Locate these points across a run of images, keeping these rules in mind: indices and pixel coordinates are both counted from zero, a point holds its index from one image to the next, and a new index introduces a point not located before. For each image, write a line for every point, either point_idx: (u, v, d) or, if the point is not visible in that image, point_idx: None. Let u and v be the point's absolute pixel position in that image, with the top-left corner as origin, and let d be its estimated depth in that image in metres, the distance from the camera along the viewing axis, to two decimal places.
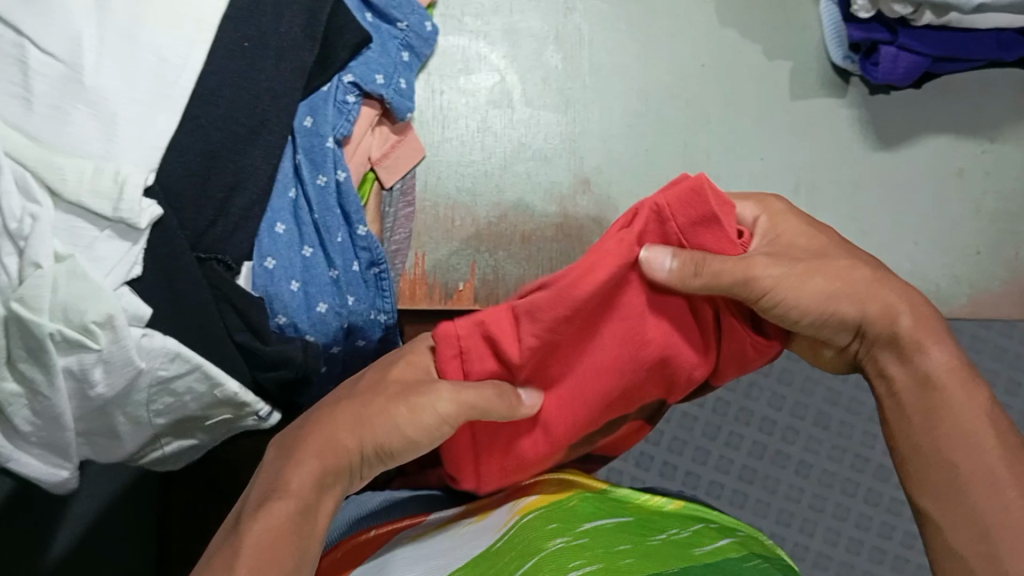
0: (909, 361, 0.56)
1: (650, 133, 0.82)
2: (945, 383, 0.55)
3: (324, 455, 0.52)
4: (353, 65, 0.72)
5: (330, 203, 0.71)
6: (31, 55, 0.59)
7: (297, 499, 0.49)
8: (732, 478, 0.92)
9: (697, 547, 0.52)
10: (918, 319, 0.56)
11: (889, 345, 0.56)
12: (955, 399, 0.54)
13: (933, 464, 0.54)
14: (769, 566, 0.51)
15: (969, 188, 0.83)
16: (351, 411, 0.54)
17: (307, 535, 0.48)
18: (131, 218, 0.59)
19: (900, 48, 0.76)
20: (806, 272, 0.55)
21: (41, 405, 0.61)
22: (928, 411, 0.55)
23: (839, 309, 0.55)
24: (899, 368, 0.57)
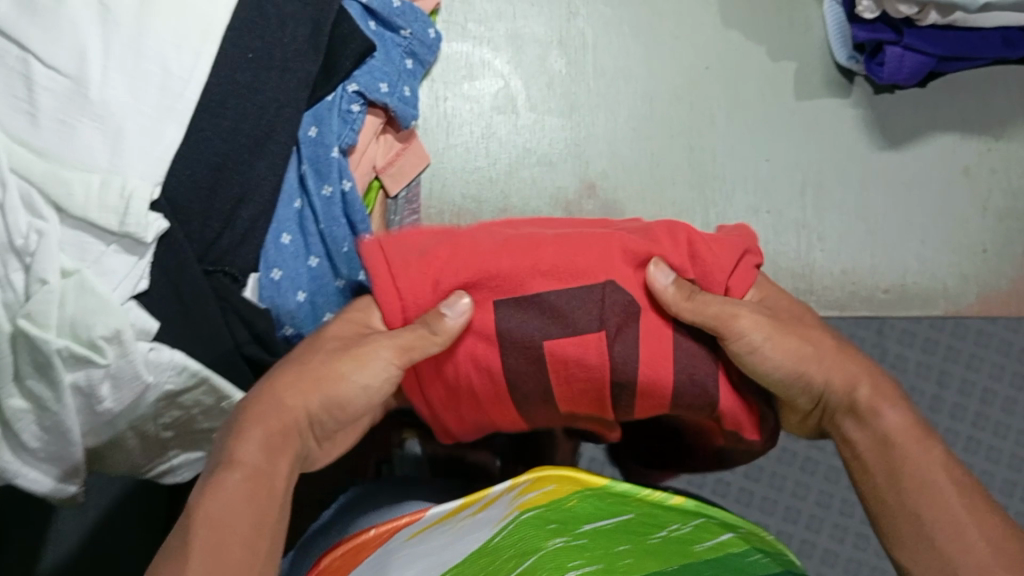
0: (869, 424, 0.52)
1: (656, 136, 0.82)
2: (901, 441, 0.50)
3: (274, 416, 0.50)
4: (356, 74, 0.71)
5: (336, 213, 0.70)
6: (37, 70, 0.59)
7: (250, 470, 0.47)
8: (740, 476, 0.87)
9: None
10: (876, 387, 0.53)
11: (853, 414, 0.53)
12: (912, 456, 0.49)
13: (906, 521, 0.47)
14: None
15: (975, 187, 0.83)
16: (293, 371, 0.52)
17: (274, 504, 0.47)
18: (137, 232, 0.59)
19: (905, 48, 0.76)
20: (781, 332, 0.53)
21: (50, 421, 0.61)
22: (892, 467, 0.49)
23: (807, 373, 0.53)
24: (859, 433, 0.52)
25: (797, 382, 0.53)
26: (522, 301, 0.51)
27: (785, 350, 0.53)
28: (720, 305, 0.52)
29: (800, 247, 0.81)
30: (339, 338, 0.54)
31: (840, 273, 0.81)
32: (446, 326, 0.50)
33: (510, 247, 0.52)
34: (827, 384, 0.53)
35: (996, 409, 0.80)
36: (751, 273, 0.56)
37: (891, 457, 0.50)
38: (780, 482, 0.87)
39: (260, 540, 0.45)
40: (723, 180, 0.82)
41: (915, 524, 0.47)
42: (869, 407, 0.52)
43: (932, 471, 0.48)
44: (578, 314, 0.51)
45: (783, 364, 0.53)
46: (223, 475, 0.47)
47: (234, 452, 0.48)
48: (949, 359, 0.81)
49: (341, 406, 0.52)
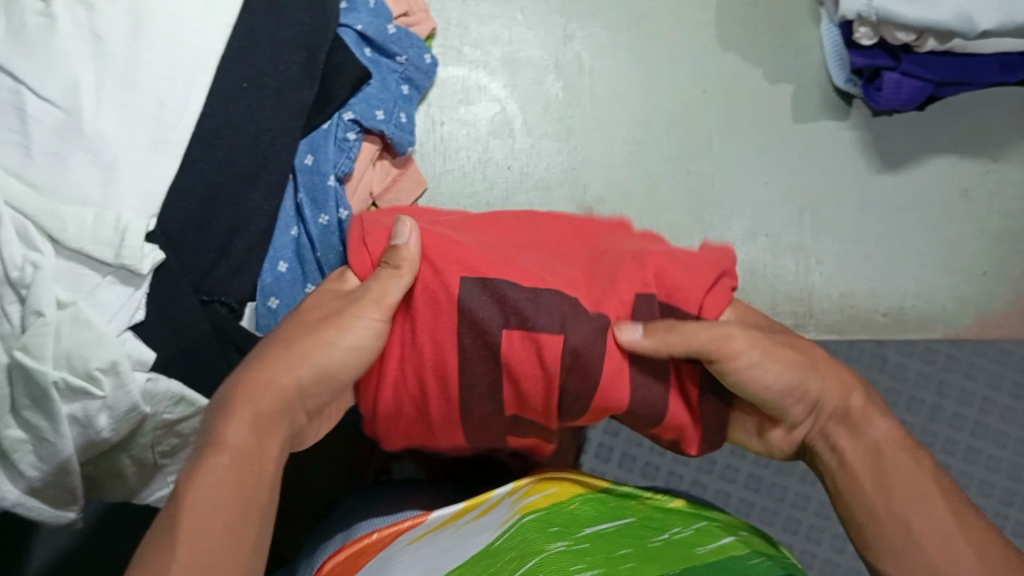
0: (862, 435, 0.53)
1: (654, 159, 0.82)
2: (892, 450, 0.52)
3: (260, 392, 0.49)
4: (352, 102, 0.72)
5: (333, 241, 0.70)
6: (30, 102, 0.59)
7: (236, 452, 0.46)
8: (739, 486, 0.86)
9: (698, 546, 0.53)
10: (867, 400, 0.55)
11: (845, 423, 0.54)
12: (901, 466, 0.51)
13: (896, 527, 0.49)
14: (771, 563, 0.51)
15: (974, 208, 0.83)
16: (278, 352, 0.51)
17: (261, 485, 0.46)
18: (134, 264, 0.58)
19: (903, 74, 0.76)
20: (779, 352, 0.53)
21: (46, 451, 0.60)
22: (883, 478, 0.51)
23: (808, 387, 0.53)
24: (850, 444, 0.53)
25: (793, 394, 0.53)
26: (488, 282, 0.49)
27: (780, 366, 0.53)
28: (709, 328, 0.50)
29: (798, 269, 0.81)
30: (322, 309, 0.53)
31: (839, 296, 0.81)
32: (402, 253, 0.50)
33: (474, 254, 0.50)
34: (823, 395, 0.54)
35: (994, 418, 0.81)
36: (728, 294, 0.55)
37: (879, 463, 0.52)
38: (779, 491, 0.86)
39: (237, 540, 0.43)
40: (721, 204, 0.81)
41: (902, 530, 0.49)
42: (864, 419, 0.54)
43: (919, 479, 0.51)
44: (542, 316, 0.48)
45: (779, 378, 0.53)
46: (209, 460, 0.45)
47: (218, 436, 0.47)
48: (947, 368, 0.81)
49: (330, 373, 0.51)
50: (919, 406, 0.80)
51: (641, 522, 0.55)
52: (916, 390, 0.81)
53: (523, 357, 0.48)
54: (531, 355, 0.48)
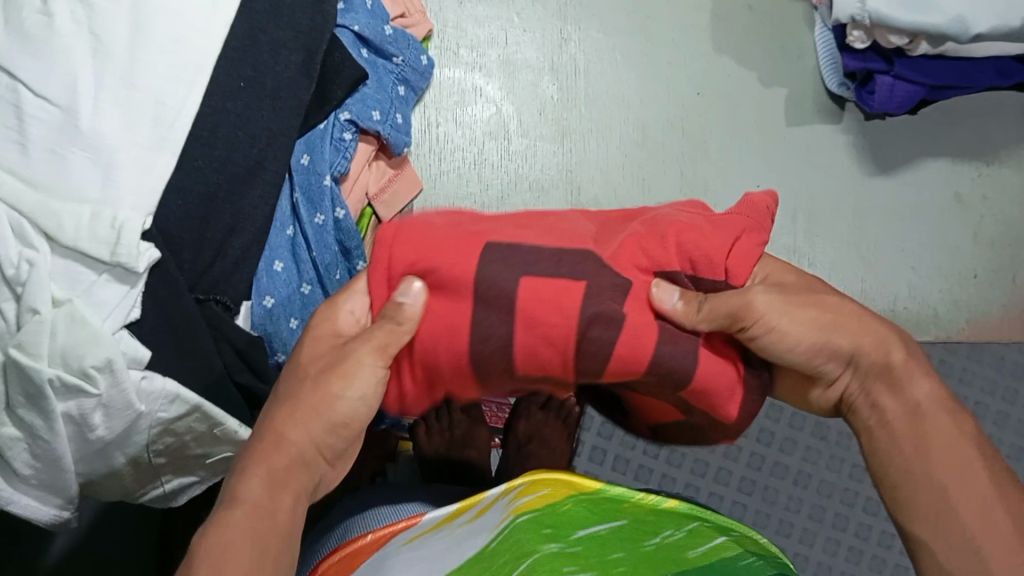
0: (903, 392, 0.52)
1: (649, 162, 0.82)
2: (932, 413, 0.51)
3: (274, 448, 0.49)
4: (348, 103, 0.72)
5: (328, 241, 0.71)
6: (28, 100, 0.59)
7: (252, 504, 0.46)
8: (733, 489, 0.86)
9: (694, 549, 0.50)
10: (908, 354, 0.53)
11: (882, 380, 0.52)
12: (943, 433, 0.50)
13: (925, 488, 0.49)
14: (767, 564, 0.49)
15: (967, 213, 0.83)
16: (285, 403, 0.51)
17: (278, 535, 0.45)
18: (129, 261, 0.58)
19: (896, 77, 0.77)
20: (803, 304, 0.51)
21: (41, 449, 0.61)
22: (923, 447, 0.50)
23: (834, 341, 0.51)
24: (891, 400, 0.52)
25: (820, 352, 0.51)
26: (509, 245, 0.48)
27: (835, 319, 0.52)
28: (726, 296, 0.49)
29: None
30: (320, 360, 0.52)
31: None
32: (407, 312, 0.47)
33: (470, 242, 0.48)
34: (858, 351, 0.52)
35: (988, 421, 0.81)
36: (754, 252, 0.52)
37: (914, 434, 0.51)
38: (773, 494, 0.87)
39: (272, 547, 0.45)
40: (716, 207, 0.82)
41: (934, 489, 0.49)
42: (905, 374, 0.52)
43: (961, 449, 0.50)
44: (571, 300, 0.46)
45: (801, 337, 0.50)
46: (225, 515, 0.46)
47: (232, 492, 0.47)
48: (943, 372, 0.81)
49: (342, 421, 0.50)
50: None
51: None
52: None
53: (549, 313, 0.46)
54: (550, 306, 0.46)
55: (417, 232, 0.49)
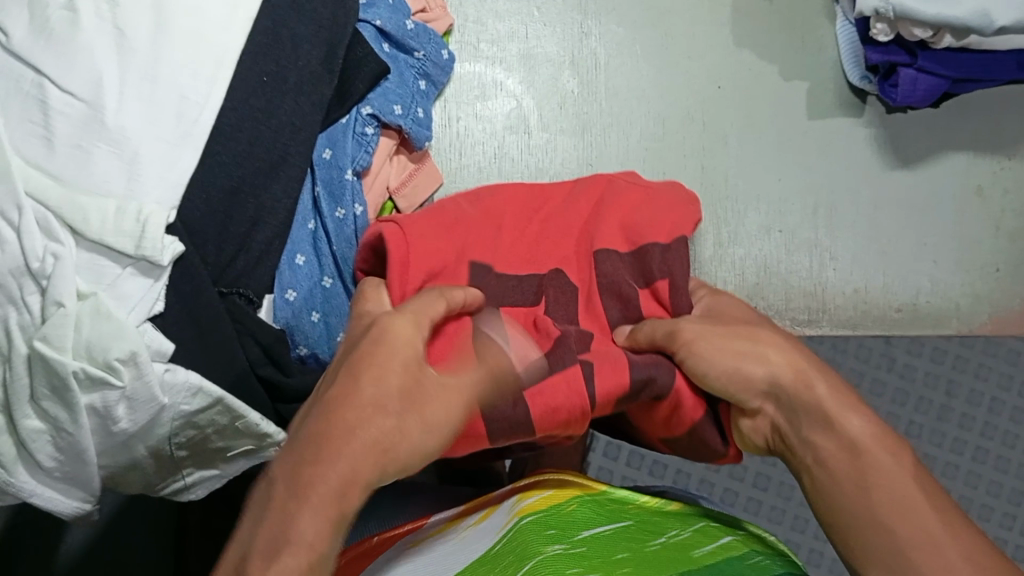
0: (837, 429, 0.52)
1: (669, 156, 0.82)
2: (872, 450, 0.51)
3: (338, 475, 0.42)
4: (370, 97, 0.72)
5: (349, 235, 0.70)
6: (53, 95, 0.59)
7: (306, 547, 0.40)
8: (748, 485, 0.87)
9: (697, 548, 0.52)
10: (835, 386, 0.55)
11: (819, 430, 0.53)
12: (881, 466, 0.51)
13: (880, 530, 0.49)
14: (771, 560, 0.51)
15: (988, 206, 0.83)
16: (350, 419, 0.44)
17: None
18: (154, 255, 0.59)
19: (919, 70, 0.76)
20: (727, 332, 0.58)
21: (65, 442, 0.61)
22: (867, 488, 0.50)
23: (745, 367, 0.56)
24: (826, 437, 0.53)
25: (743, 383, 0.57)
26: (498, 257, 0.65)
27: (756, 349, 0.57)
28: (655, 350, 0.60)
29: (812, 266, 0.81)
30: (377, 374, 0.47)
31: (853, 292, 0.81)
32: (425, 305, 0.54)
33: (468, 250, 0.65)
34: (773, 375, 0.56)
35: (1002, 418, 0.81)
36: (682, 228, 0.68)
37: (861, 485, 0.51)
38: (788, 491, 0.87)
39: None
40: (735, 201, 0.82)
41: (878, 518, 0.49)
42: (840, 410, 0.53)
43: (900, 484, 0.49)
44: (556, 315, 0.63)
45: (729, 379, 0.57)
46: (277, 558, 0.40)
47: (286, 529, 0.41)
48: (957, 368, 0.82)
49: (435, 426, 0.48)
50: (928, 406, 0.81)
51: (638, 525, 0.55)
52: (926, 390, 0.81)
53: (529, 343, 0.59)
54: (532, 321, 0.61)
55: (438, 258, 0.63)
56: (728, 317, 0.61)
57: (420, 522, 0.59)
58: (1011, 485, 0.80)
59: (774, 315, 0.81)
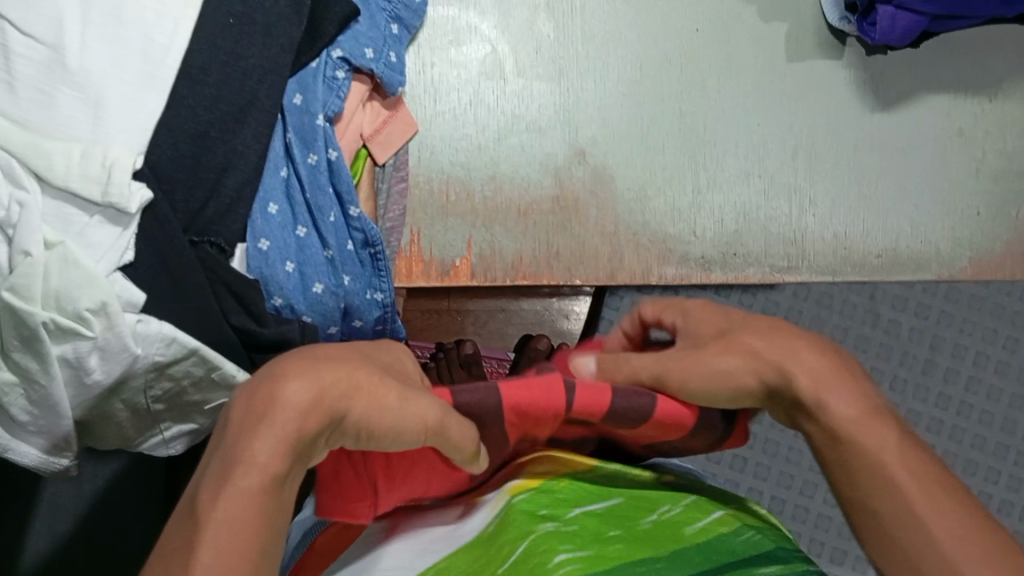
0: (823, 412, 0.43)
1: (648, 100, 0.81)
2: (856, 435, 0.43)
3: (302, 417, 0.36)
4: (340, 41, 0.71)
5: (322, 182, 0.69)
6: (13, 38, 0.58)
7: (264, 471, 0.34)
8: None
9: (688, 525, 0.51)
10: (826, 368, 0.45)
11: (801, 409, 0.45)
12: (870, 446, 0.42)
13: (874, 518, 0.42)
14: (762, 538, 0.50)
15: (970, 148, 0.83)
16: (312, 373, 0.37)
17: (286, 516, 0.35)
18: (121, 202, 0.58)
19: (898, 6, 0.75)
20: (724, 344, 0.46)
21: (38, 394, 0.60)
22: (851, 469, 0.43)
23: (738, 376, 0.45)
24: (812, 424, 0.44)
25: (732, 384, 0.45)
26: None
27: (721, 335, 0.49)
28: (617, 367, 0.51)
29: (792, 212, 0.81)
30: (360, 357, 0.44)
31: (833, 238, 0.81)
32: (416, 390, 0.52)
33: None
34: (764, 377, 0.45)
35: (945, 355, 0.88)
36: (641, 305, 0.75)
37: (842, 456, 0.43)
38: None
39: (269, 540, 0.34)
40: (714, 145, 0.81)
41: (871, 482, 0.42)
42: (833, 383, 0.44)
43: (882, 449, 0.42)
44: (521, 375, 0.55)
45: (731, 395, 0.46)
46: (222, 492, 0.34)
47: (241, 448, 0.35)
48: None
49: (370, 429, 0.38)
50: None
51: (629, 499, 0.54)
52: None
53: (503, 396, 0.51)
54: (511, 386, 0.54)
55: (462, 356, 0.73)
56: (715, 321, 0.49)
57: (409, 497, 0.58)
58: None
59: (753, 262, 0.81)
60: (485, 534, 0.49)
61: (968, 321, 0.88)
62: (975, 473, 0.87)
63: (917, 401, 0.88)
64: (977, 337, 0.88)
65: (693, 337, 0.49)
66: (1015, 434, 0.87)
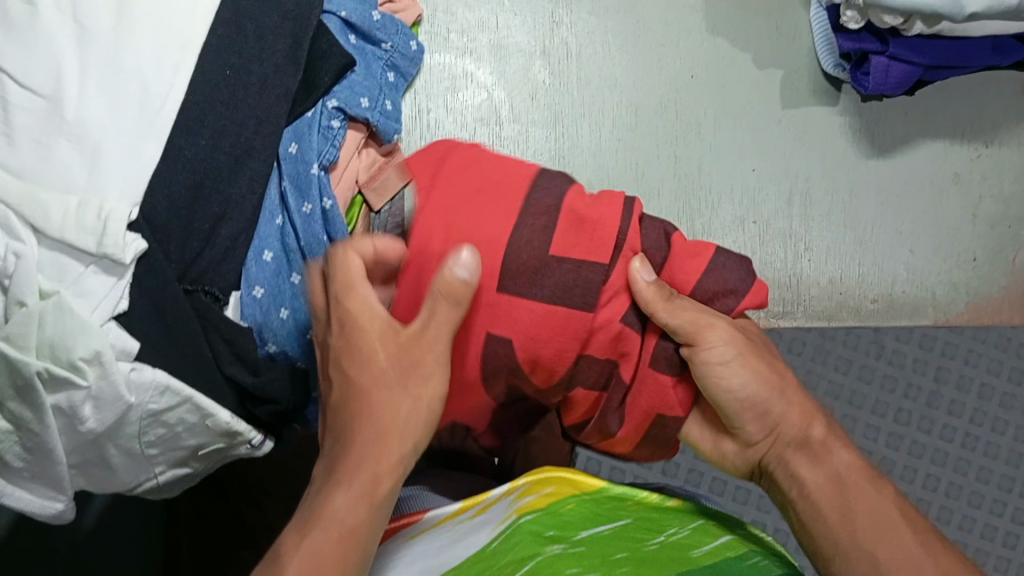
0: (824, 463, 0.61)
1: (643, 145, 0.81)
2: (855, 480, 0.60)
3: (374, 447, 0.52)
4: (336, 90, 0.71)
5: (317, 231, 0.68)
6: (11, 91, 0.59)
7: (337, 526, 0.49)
8: (736, 474, 0.88)
9: (696, 547, 0.52)
10: (827, 431, 0.63)
11: (801, 450, 0.62)
12: (862, 491, 0.60)
13: (856, 544, 0.57)
14: (771, 562, 0.51)
15: (967, 194, 0.83)
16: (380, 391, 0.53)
17: (360, 554, 0.50)
18: (116, 253, 0.58)
19: (891, 57, 0.76)
20: (786, 386, 0.64)
21: (33, 441, 0.60)
22: (845, 501, 0.59)
23: (785, 418, 0.63)
24: (809, 470, 0.62)
25: (753, 408, 0.62)
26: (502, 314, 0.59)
27: (779, 396, 0.63)
28: (702, 314, 0.60)
29: (788, 256, 0.81)
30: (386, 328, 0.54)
31: (828, 282, 0.81)
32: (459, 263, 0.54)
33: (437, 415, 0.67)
34: (782, 422, 0.63)
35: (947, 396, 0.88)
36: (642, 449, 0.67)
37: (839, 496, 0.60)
38: None
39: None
40: (709, 189, 0.81)
41: (876, 517, 0.58)
42: (830, 447, 0.62)
43: (886, 511, 0.58)
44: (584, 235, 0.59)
45: (746, 385, 0.62)
46: (315, 530, 0.49)
47: (328, 508, 0.50)
48: (945, 355, 0.85)
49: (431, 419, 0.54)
50: (916, 393, 0.85)
51: (638, 521, 0.56)
52: (914, 377, 0.85)
53: (587, 237, 0.59)
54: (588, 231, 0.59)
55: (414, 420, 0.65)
56: (779, 380, 0.63)
57: (419, 515, 0.60)
58: (1000, 471, 0.84)
59: None
60: (491, 548, 0.52)
61: (973, 352, 0.85)
62: (979, 506, 0.84)
63: (921, 432, 0.85)
64: (981, 368, 0.85)
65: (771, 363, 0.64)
66: (1011, 491, 0.85)
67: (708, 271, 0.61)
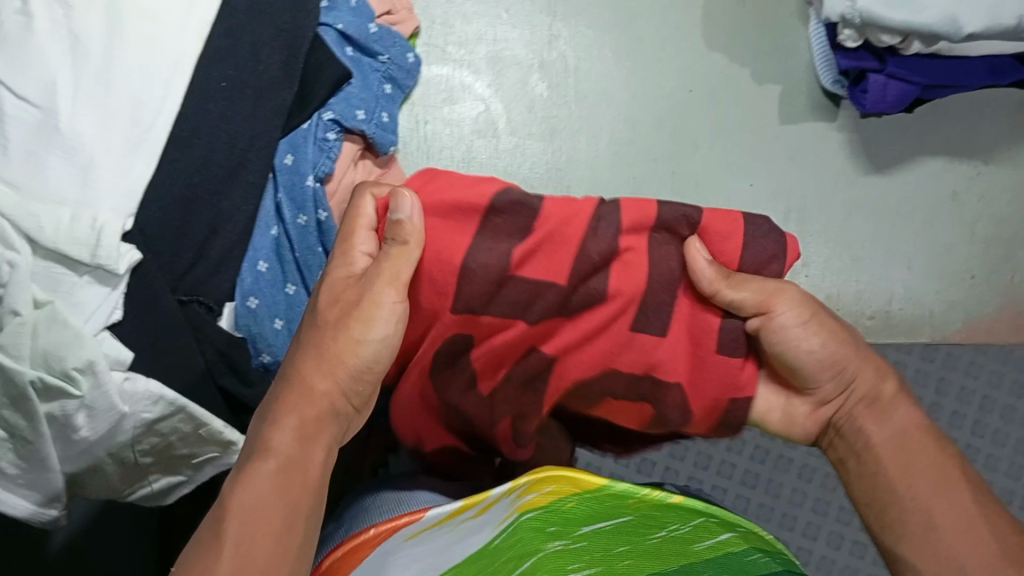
0: (888, 421, 0.60)
1: (637, 161, 0.82)
2: (917, 436, 0.59)
3: (303, 398, 0.53)
4: (332, 103, 0.72)
5: (312, 242, 0.69)
6: (7, 101, 0.59)
7: (277, 458, 0.50)
8: (736, 482, 0.88)
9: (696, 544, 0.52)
10: (897, 386, 0.62)
11: (867, 405, 0.61)
12: (927, 453, 0.58)
13: (916, 512, 0.56)
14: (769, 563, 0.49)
15: (964, 212, 0.83)
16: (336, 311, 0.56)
17: (289, 510, 0.49)
18: (110, 264, 0.58)
19: (889, 76, 0.76)
20: (840, 346, 0.60)
21: (27, 449, 0.59)
22: (909, 459, 0.58)
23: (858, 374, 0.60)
24: (876, 428, 0.60)
25: (828, 369, 0.60)
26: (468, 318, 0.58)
27: (844, 352, 0.60)
28: (768, 286, 0.59)
29: None
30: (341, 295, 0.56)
31: (825, 298, 0.81)
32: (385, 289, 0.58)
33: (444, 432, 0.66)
34: (854, 379, 0.61)
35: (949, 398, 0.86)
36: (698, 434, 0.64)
37: (903, 456, 0.58)
38: (776, 488, 0.88)
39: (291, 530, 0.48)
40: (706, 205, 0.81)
41: (933, 473, 0.57)
42: (891, 403, 0.61)
43: (946, 470, 0.57)
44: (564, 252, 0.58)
45: (820, 350, 0.59)
46: (255, 466, 0.50)
47: (262, 441, 0.51)
48: (947, 366, 0.85)
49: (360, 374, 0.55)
50: None
51: (638, 520, 0.53)
52: None
53: (549, 259, 0.58)
54: (555, 246, 0.58)
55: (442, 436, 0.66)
56: (843, 340, 0.60)
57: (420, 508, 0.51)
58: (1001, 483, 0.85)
59: None
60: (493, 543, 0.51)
61: (975, 363, 0.85)
62: None
63: None
64: (983, 381, 0.86)
65: (826, 320, 0.60)
66: None
67: (747, 246, 0.60)
